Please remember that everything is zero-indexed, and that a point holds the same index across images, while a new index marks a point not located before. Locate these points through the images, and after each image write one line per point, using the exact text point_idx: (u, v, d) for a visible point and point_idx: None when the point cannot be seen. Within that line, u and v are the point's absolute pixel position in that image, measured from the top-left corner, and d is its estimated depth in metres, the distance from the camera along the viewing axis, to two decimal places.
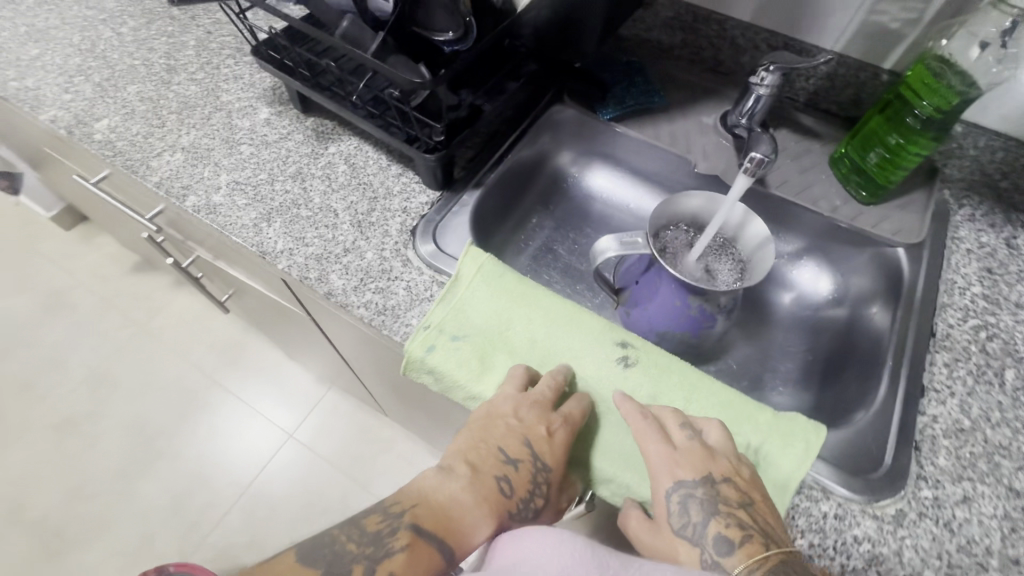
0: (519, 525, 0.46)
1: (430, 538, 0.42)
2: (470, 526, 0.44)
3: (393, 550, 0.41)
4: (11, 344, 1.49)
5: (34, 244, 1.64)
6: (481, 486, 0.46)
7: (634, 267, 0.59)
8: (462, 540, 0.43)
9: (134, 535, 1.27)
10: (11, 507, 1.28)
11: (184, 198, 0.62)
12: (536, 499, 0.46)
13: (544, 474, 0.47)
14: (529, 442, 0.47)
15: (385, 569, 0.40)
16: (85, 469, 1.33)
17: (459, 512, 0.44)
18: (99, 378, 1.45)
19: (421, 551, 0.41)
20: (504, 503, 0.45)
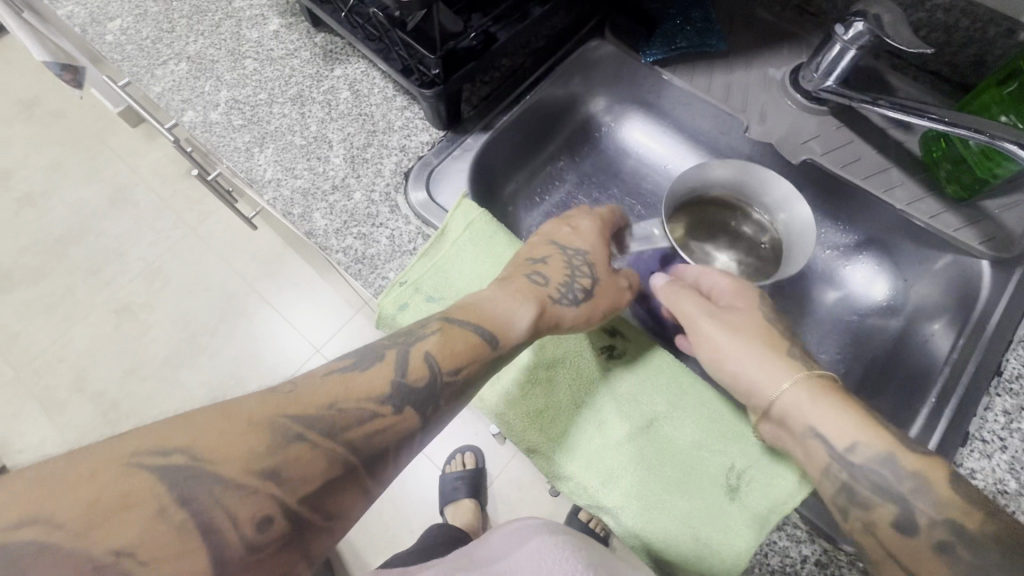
0: (569, 308, 0.44)
1: (461, 322, 0.40)
2: (508, 312, 0.42)
3: (425, 334, 0.39)
4: (81, 231, 1.61)
5: (105, 139, 1.73)
6: (515, 283, 0.44)
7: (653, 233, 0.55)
8: (504, 322, 0.41)
9: (176, 417, 1.40)
10: (78, 377, 1.45)
11: (183, 114, 0.60)
12: (580, 280, 0.46)
13: (580, 258, 0.47)
14: (556, 239, 0.48)
15: (419, 348, 0.38)
16: (138, 353, 1.46)
17: (490, 304, 0.42)
18: (154, 271, 1.55)
19: (455, 336, 0.39)
20: (544, 290, 0.44)
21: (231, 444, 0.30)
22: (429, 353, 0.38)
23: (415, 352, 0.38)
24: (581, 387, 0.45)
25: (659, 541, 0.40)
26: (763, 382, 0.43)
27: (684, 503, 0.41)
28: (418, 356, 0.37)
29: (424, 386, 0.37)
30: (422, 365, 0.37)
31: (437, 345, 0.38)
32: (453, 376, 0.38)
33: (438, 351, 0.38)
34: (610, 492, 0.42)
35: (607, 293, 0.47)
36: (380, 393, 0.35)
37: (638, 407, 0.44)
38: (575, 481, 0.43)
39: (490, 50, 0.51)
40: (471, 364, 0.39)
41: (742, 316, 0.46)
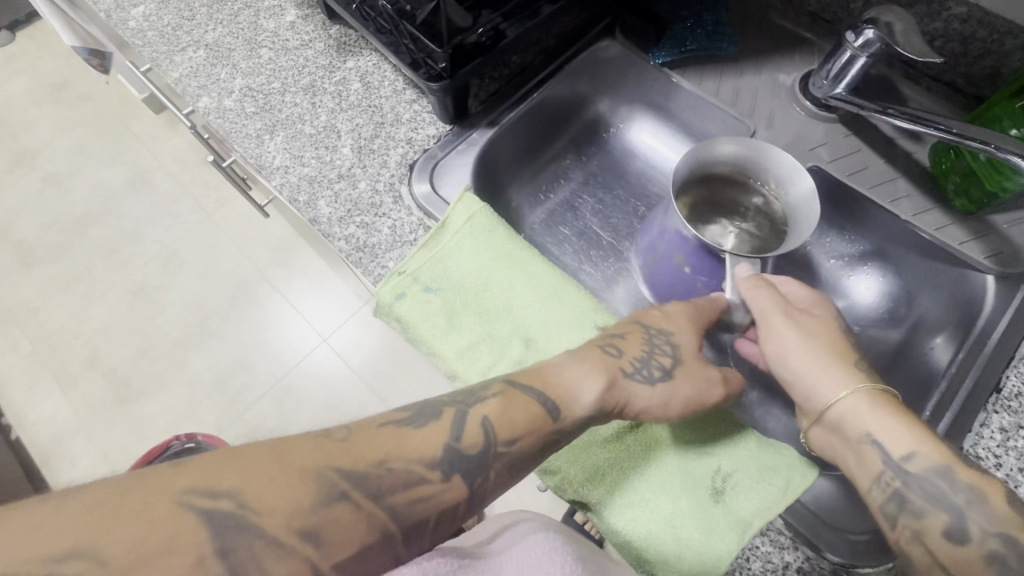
0: (641, 383, 0.42)
1: (527, 390, 0.39)
2: (577, 382, 0.40)
3: (484, 397, 0.38)
4: (101, 212, 1.65)
5: (128, 123, 1.77)
6: (593, 354, 0.43)
7: (646, 242, 0.56)
8: (570, 396, 0.40)
9: (184, 398, 1.43)
10: (92, 354, 1.48)
11: (199, 99, 0.61)
12: (658, 355, 0.44)
13: (663, 334, 0.45)
14: (642, 316, 0.46)
15: (480, 412, 0.37)
16: (151, 333, 1.50)
17: (560, 372, 0.41)
18: (169, 254, 1.59)
19: (518, 402, 0.38)
20: (616, 361, 0.42)
21: (275, 498, 0.29)
22: (488, 420, 0.37)
23: (474, 418, 0.37)
24: None
25: (640, 540, 0.40)
26: (821, 388, 0.43)
27: (669, 504, 0.41)
28: (474, 420, 0.36)
29: (476, 455, 0.35)
30: (478, 432, 0.36)
31: (496, 410, 0.37)
32: (509, 447, 0.36)
33: (496, 418, 0.37)
34: (594, 489, 0.42)
35: (693, 373, 0.44)
36: (428, 458, 0.34)
37: None
38: (560, 476, 0.43)
39: (499, 47, 0.51)
40: (528, 437, 0.37)
41: (822, 329, 0.46)
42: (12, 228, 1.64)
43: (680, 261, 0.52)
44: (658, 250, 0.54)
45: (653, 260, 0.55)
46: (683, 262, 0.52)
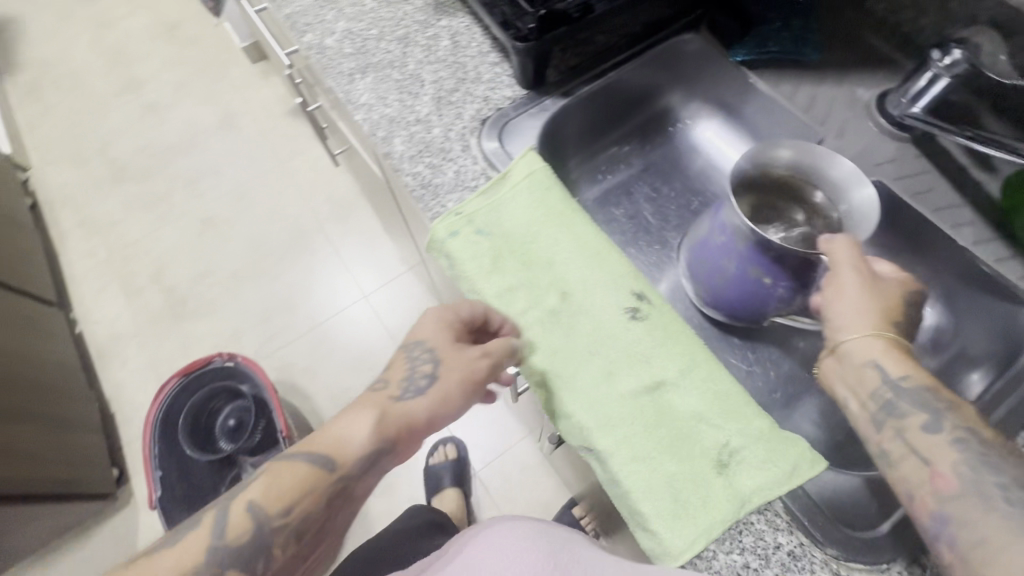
0: (406, 414, 0.45)
1: (293, 456, 0.43)
2: (340, 436, 0.44)
3: (251, 482, 0.43)
4: (190, 145, 1.82)
5: (226, 69, 1.94)
6: (359, 404, 0.47)
7: (708, 265, 0.56)
8: (342, 441, 0.44)
9: (230, 325, 1.54)
10: (159, 270, 1.63)
11: (303, 35, 0.67)
12: (420, 370, 0.47)
13: (425, 357, 0.47)
14: (411, 350, 0.48)
15: (245, 498, 0.42)
16: (212, 261, 1.63)
17: (326, 431, 0.44)
18: (241, 192, 1.73)
19: (286, 469, 0.43)
20: (381, 398, 0.46)
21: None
22: (256, 502, 0.42)
23: (238, 507, 0.42)
24: (599, 337, 0.47)
25: (637, 493, 0.42)
26: (843, 325, 0.43)
27: (672, 466, 0.42)
28: (241, 508, 0.41)
29: (247, 540, 0.41)
30: (245, 520, 0.41)
31: (260, 493, 0.42)
32: (282, 515, 0.42)
33: (262, 497, 0.42)
34: (602, 438, 0.44)
35: (458, 362, 0.47)
36: (191, 563, 0.40)
37: (648, 368, 0.46)
38: (572, 421, 0.45)
39: (586, 19, 0.55)
40: (298, 497, 0.42)
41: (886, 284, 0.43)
42: (111, 149, 1.83)
43: (758, 272, 0.51)
44: (725, 270, 0.54)
45: (724, 278, 0.54)
46: (762, 275, 0.51)
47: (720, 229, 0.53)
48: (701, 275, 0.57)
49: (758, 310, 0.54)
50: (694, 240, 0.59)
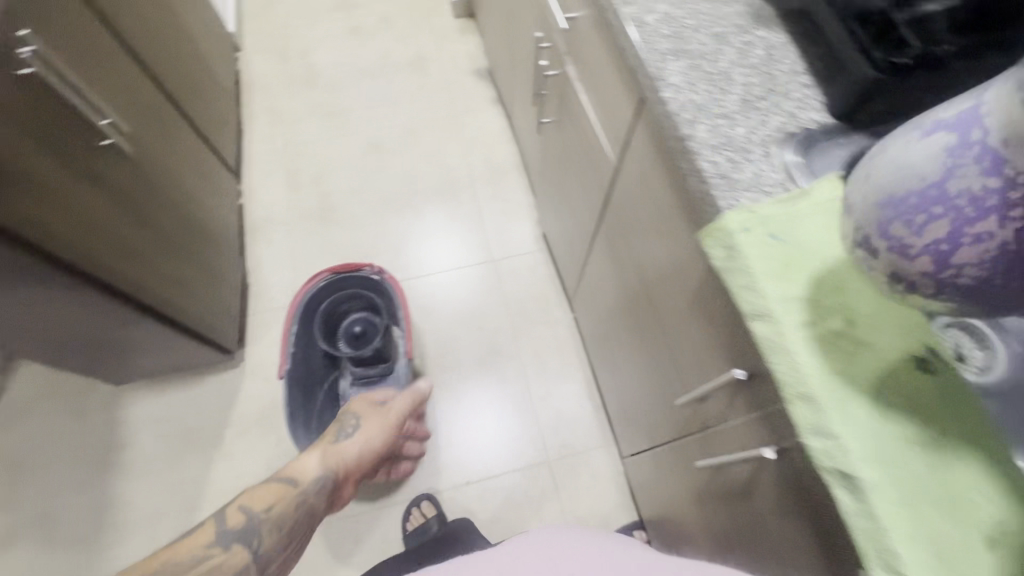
0: (339, 453, 0.94)
1: (272, 482, 0.83)
2: (303, 466, 0.88)
3: (249, 493, 0.80)
4: (379, 73, 1.97)
5: (430, 17, 2.09)
6: (316, 450, 0.93)
7: (938, 231, 0.36)
8: (300, 471, 0.87)
9: (368, 243, 1.65)
10: (321, 174, 1.76)
11: (624, 5, 0.70)
12: (347, 428, 1.00)
13: (349, 424, 1.01)
14: (337, 424, 1.02)
15: (241, 505, 0.78)
16: (369, 182, 1.75)
17: (295, 467, 0.87)
18: (411, 129, 1.85)
19: (270, 487, 0.82)
20: (327, 444, 0.95)
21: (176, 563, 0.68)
22: (246, 506, 0.78)
23: (236, 509, 0.77)
24: (882, 374, 0.47)
25: (899, 536, 0.42)
26: None
27: (944, 525, 0.42)
28: (237, 509, 0.77)
29: (246, 523, 0.76)
30: (241, 516, 0.76)
31: (248, 501, 0.79)
32: (265, 512, 0.78)
33: (253, 504, 0.78)
34: (870, 470, 0.44)
35: (370, 433, 1.00)
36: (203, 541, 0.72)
37: (929, 423, 0.45)
38: (834, 442, 0.45)
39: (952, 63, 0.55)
40: (275, 506, 0.80)
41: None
42: (312, 55, 2.00)
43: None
44: (990, 243, 0.35)
45: (980, 249, 0.35)
46: None
47: (993, 162, 0.34)
48: (914, 242, 0.37)
49: (1007, 294, 0.36)
50: (891, 185, 0.38)
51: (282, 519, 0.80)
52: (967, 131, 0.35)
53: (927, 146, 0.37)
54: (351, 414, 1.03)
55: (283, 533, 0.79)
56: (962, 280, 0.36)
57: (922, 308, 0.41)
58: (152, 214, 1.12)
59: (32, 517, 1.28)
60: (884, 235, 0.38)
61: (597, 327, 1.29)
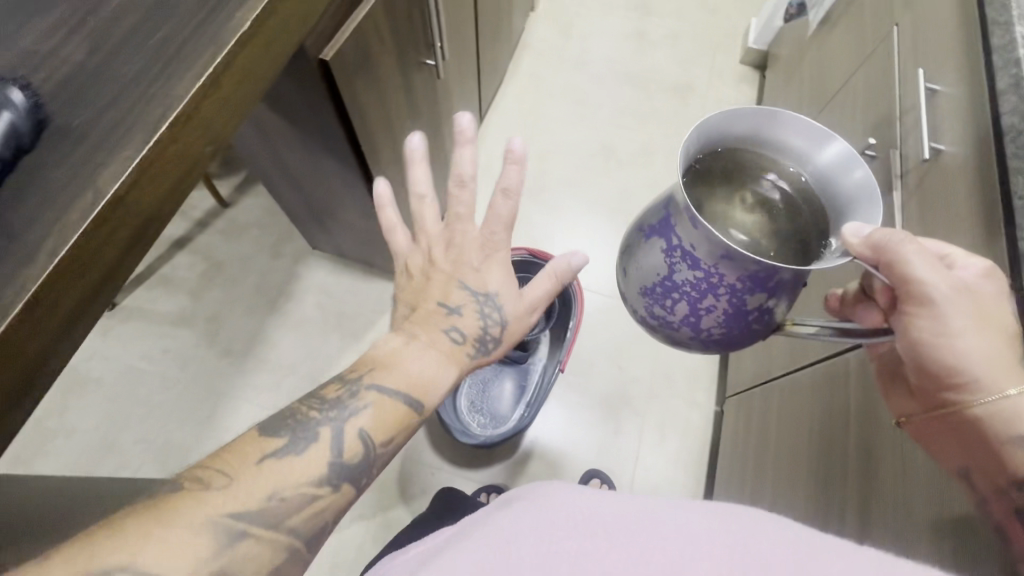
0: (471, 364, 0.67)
1: (392, 395, 0.59)
2: (436, 382, 0.62)
3: (362, 411, 0.58)
4: (644, 83, 1.95)
5: (718, 52, 2.02)
6: (441, 344, 0.65)
7: (683, 313, 0.67)
8: (429, 387, 0.62)
9: (559, 234, 1.66)
10: (548, 151, 1.80)
11: None
12: (489, 331, 0.67)
13: (492, 312, 0.67)
14: (467, 283, 0.68)
15: (355, 426, 0.57)
16: (587, 178, 1.76)
17: (427, 379, 0.62)
18: (648, 148, 1.82)
19: (387, 406, 0.59)
20: (460, 351, 0.66)
21: (250, 494, 0.49)
22: (366, 429, 0.57)
23: (354, 431, 0.57)
24: None
25: None
26: None
27: None
28: (354, 429, 0.57)
29: (362, 457, 0.57)
30: (357, 445, 0.57)
31: (366, 420, 0.58)
32: (381, 444, 0.59)
33: (370, 429, 0.57)
34: None
35: (514, 334, 0.69)
36: (314, 472, 0.54)
37: None
38: None
39: None
40: (396, 434, 0.59)
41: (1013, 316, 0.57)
42: (592, 40, 2.03)
43: (755, 297, 0.61)
44: (717, 310, 0.64)
45: (714, 314, 0.65)
46: (759, 301, 0.62)
47: (692, 262, 0.63)
48: (676, 318, 0.68)
49: (741, 329, 0.66)
50: (648, 283, 0.69)
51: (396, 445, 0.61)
52: (670, 238, 0.65)
53: (657, 248, 0.67)
54: (486, 289, 0.68)
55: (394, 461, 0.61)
56: (714, 333, 0.67)
57: (700, 346, 0.70)
58: (423, 133, 1.21)
59: (206, 314, 1.49)
60: (659, 313, 0.69)
61: (747, 443, 1.19)
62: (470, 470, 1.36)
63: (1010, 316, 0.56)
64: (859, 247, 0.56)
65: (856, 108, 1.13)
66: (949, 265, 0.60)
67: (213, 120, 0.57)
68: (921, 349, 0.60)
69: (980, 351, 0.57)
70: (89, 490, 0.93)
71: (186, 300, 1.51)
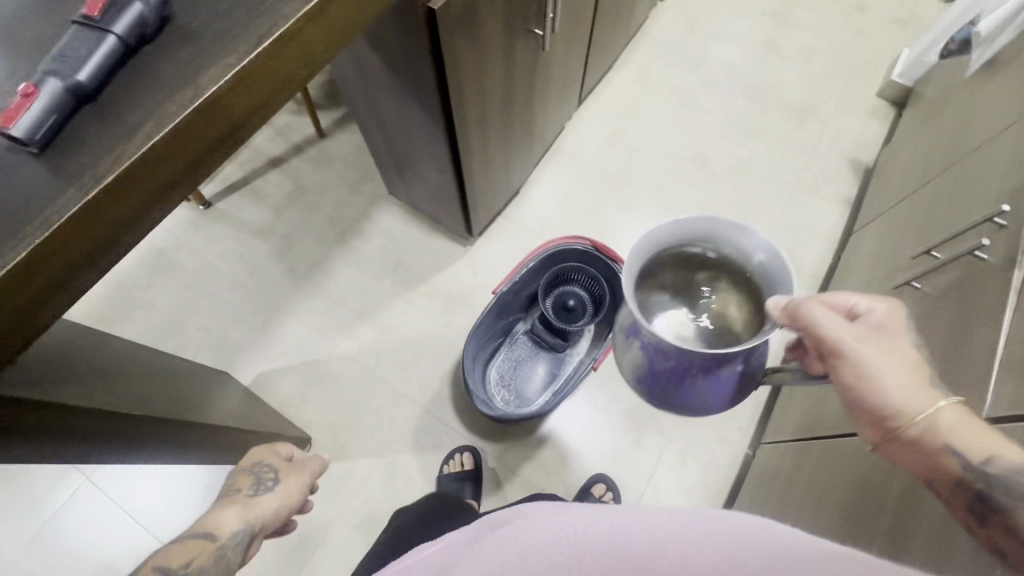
0: (261, 513, 0.78)
1: (181, 542, 0.68)
2: (220, 521, 0.73)
3: (159, 556, 0.66)
4: (761, 97, 1.81)
5: (853, 80, 1.83)
6: (233, 500, 0.79)
7: (672, 389, 0.75)
8: (218, 528, 0.72)
9: (629, 233, 1.61)
10: (639, 148, 1.73)
11: None
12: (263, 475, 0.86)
13: (262, 470, 0.87)
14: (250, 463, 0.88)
15: (152, 563, 0.65)
16: (672, 183, 1.68)
17: (214, 521, 0.73)
18: (746, 165, 1.71)
19: (183, 545, 0.68)
20: (246, 499, 0.79)
21: None
22: (164, 565, 0.64)
23: (145, 569, 0.64)
24: None
25: None
26: None
27: None
28: (148, 570, 0.64)
29: None
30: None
31: (161, 556, 0.66)
32: (182, 567, 0.64)
33: (159, 564, 0.65)
34: None
35: (291, 489, 0.85)
36: None
37: None
38: None
39: None
40: (189, 560, 0.65)
41: (904, 342, 0.63)
42: (716, 41, 1.91)
43: (723, 368, 0.68)
44: (697, 387, 0.72)
45: (698, 386, 0.72)
46: (728, 370, 0.68)
47: (657, 353, 0.71)
48: (669, 394, 0.76)
49: (722, 392, 0.73)
50: (637, 369, 0.77)
51: (205, 572, 0.65)
52: (637, 338, 0.74)
53: (631, 344, 0.76)
54: (267, 478, 0.86)
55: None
56: (703, 399, 0.74)
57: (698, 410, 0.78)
58: (514, 103, 1.20)
59: (281, 231, 1.60)
60: (655, 391, 0.78)
61: (768, 495, 1.11)
62: (482, 438, 1.39)
63: (903, 343, 0.63)
64: (779, 315, 0.63)
65: (996, 169, 0.99)
66: (854, 314, 0.65)
67: (313, 45, 0.60)
68: (855, 395, 0.62)
69: (896, 384, 0.61)
70: (162, 364, 1.00)
71: (267, 215, 1.62)
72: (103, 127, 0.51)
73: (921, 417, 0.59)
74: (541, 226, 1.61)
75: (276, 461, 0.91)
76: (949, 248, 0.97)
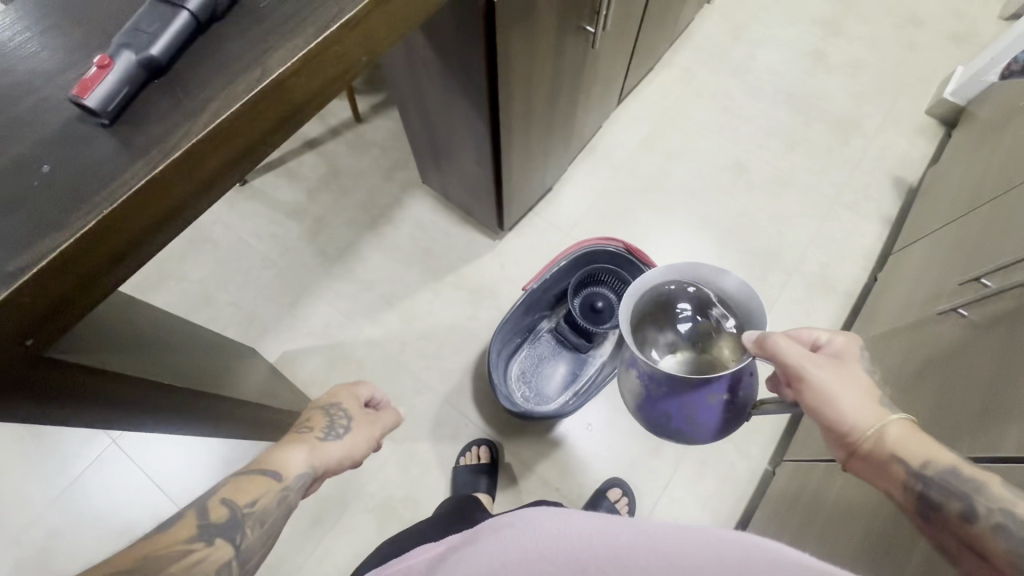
0: (326, 456, 0.76)
1: (248, 475, 0.67)
2: (287, 460, 0.71)
3: (224, 486, 0.65)
4: (805, 108, 1.77)
5: (903, 96, 1.78)
6: (301, 439, 0.77)
7: (670, 419, 0.83)
8: (285, 466, 0.70)
9: (661, 238, 1.59)
10: (676, 152, 1.71)
11: None
12: (336, 420, 0.83)
13: (335, 412, 0.84)
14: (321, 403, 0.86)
15: (220, 495, 0.64)
16: (708, 190, 1.66)
17: (280, 458, 0.71)
18: (785, 177, 1.67)
19: (253, 479, 0.67)
20: (314, 439, 0.77)
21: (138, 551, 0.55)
22: (230, 498, 0.64)
23: (216, 498, 0.63)
24: None
25: None
26: None
27: None
28: (215, 501, 0.63)
29: (225, 518, 0.62)
30: (218, 509, 0.62)
31: (228, 489, 0.65)
32: (247, 506, 0.64)
33: (227, 496, 0.64)
34: None
35: (359, 439, 0.83)
36: (182, 533, 0.59)
37: None
38: None
39: None
40: (255, 496, 0.65)
41: (858, 367, 0.71)
42: (762, 48, 1.86)
43: (712, 395, 0.77)
44: (690, 414, 0.80)
45: (690, 414, 0.81)
46: (715, 397, 0.77)
47: (654, 380, 0.81)
48: (666, 424, 0.85)
49: (716, 420, 0.81)
50: (638, 400, 0.87)
51: (267, 516, 0.65)
52: (636, 367, 0.85)
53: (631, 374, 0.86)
54: (341, 419, 0.83)
55: (266, 531, 0.65)
56: (697, 427, 0.82)
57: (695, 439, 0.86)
58: (557, 99, 1.19)
59: (314, 213, 1.62)
60: (654, 422, 0.86)
61: (788, 513, 1.10)
62: (500, 432, 1.39)
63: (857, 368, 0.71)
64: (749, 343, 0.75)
65: None
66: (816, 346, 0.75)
67: (376, 32, 0.60)
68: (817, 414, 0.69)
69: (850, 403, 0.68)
70: (194, 332, 1.02)
71: (301, 196, 1.64)
72: (171, 103, 0.51)
73: (872, 431, 0.66)
74: (572, 225, 1.60)
75: (353, 403, 0.88)
76: (1001, 277, 0.94)
